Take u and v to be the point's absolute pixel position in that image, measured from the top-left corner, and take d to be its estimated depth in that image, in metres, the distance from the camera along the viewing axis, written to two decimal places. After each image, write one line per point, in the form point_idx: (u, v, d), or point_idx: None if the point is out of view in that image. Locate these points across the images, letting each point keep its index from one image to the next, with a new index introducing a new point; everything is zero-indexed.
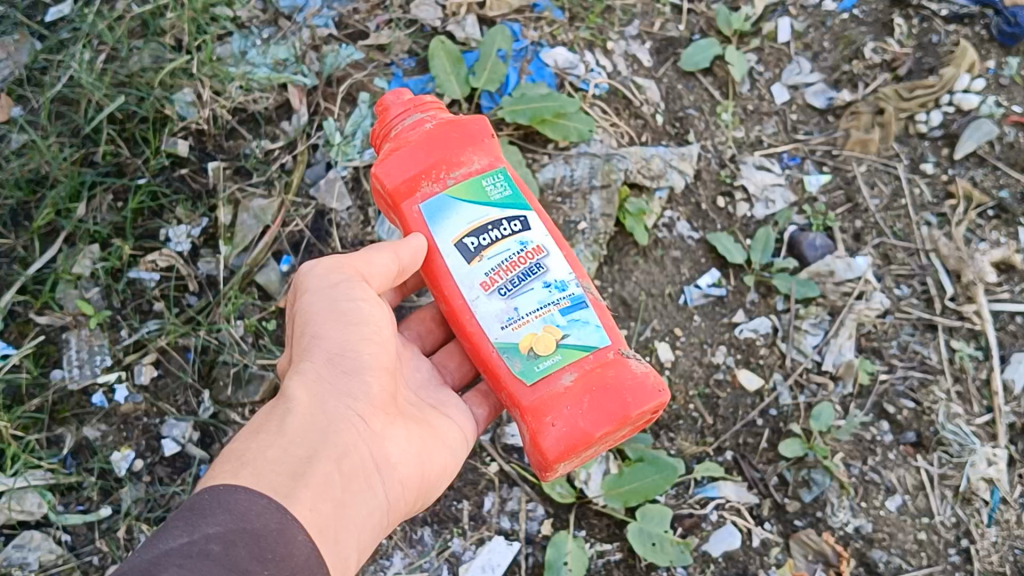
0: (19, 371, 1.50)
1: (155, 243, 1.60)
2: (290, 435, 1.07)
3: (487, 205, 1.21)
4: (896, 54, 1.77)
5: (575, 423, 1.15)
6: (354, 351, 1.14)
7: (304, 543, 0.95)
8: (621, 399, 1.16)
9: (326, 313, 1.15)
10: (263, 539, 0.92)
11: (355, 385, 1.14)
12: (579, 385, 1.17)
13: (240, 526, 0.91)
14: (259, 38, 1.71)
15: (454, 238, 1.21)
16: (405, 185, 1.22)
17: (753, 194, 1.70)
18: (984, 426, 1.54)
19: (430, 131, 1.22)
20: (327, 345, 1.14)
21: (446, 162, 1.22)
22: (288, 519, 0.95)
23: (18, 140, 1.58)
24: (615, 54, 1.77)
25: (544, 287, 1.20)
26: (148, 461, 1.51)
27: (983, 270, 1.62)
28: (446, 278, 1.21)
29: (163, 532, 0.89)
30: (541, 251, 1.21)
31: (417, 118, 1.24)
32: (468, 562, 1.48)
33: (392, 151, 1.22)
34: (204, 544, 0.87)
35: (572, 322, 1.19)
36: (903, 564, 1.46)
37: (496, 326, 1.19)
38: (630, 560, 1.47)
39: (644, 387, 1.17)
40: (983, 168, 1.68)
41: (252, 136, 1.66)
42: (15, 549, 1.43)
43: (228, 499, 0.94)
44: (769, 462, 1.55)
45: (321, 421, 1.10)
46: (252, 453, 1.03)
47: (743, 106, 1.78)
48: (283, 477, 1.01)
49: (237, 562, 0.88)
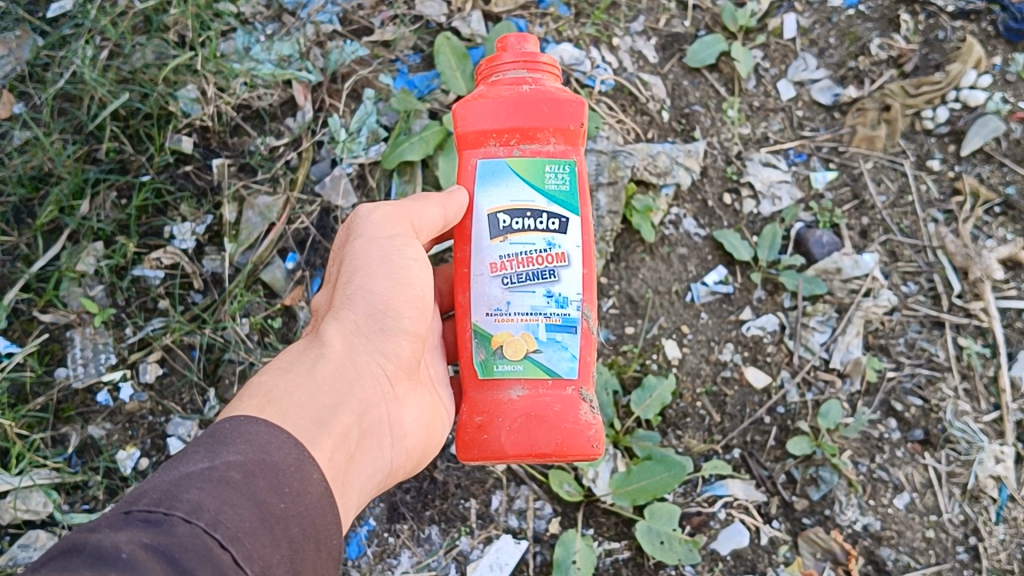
0: (22, 370, 1.50)
1: (160, 240, 1.58)
2: (319, 381, 1.04)
3: (538, 191, 1.18)
4: (902, 50, 1.74)
5: (496, 437, 1.15)
6: (395, 313, 1.13)
7: (319, 483, 0.91)
8: (551, 438, 1.15)
9: (376, 264, 1.13)
10: (283, 473, 0.88)
11: (388, 345, 1.13)
12: (521, 404, 1.17)
13: (260, 458, 0.88)
14: (263, 34, 1.68)
15: (490, 208, 1.19)
16: (474, 135, 1.19)
17: (760, 191, 1.69)
18: (991, 423, 1.55)
19: (522, 96, 1.16)
20: (371, 298, 1.12)
21: (522, 132, 1.18)
22: (305, 458, 0.91)
23: (19, 137, 1.56)
24: (621, 50, 1.75)
25: (545, 296, 1.18)
26: (154, 459, 1.51)
27: (990, 267, 1.62)
28: (468, 241, 1.20)
29: (182, 457, 0.87)
30: (562, 260, 1.19)
31: (517, 76, 1.17)
32: (475, 560, 1.48)
33: (479, 98, 1.18)
34: (224, 471, 0.85)
35: (550, 341, 1.18)
36: (911, 562, 1.48)
37: (483, 309, 1.19)
38: (638, 559, 1.48)
39: (579, 437, 1.15)
40: (990, 165, 1.67)
41: (257, 133, 1.64)
42: (21, 549, 1.44)
43: (250, 430, 0.91)
44: (777, 460, 1.55)
45: (351, 372, 1.08)
46: (279, 393, 1.00)
47: (749, 102, 1.75)
48: (307, 422, 0.97)
49: (257, 493, 0.84)
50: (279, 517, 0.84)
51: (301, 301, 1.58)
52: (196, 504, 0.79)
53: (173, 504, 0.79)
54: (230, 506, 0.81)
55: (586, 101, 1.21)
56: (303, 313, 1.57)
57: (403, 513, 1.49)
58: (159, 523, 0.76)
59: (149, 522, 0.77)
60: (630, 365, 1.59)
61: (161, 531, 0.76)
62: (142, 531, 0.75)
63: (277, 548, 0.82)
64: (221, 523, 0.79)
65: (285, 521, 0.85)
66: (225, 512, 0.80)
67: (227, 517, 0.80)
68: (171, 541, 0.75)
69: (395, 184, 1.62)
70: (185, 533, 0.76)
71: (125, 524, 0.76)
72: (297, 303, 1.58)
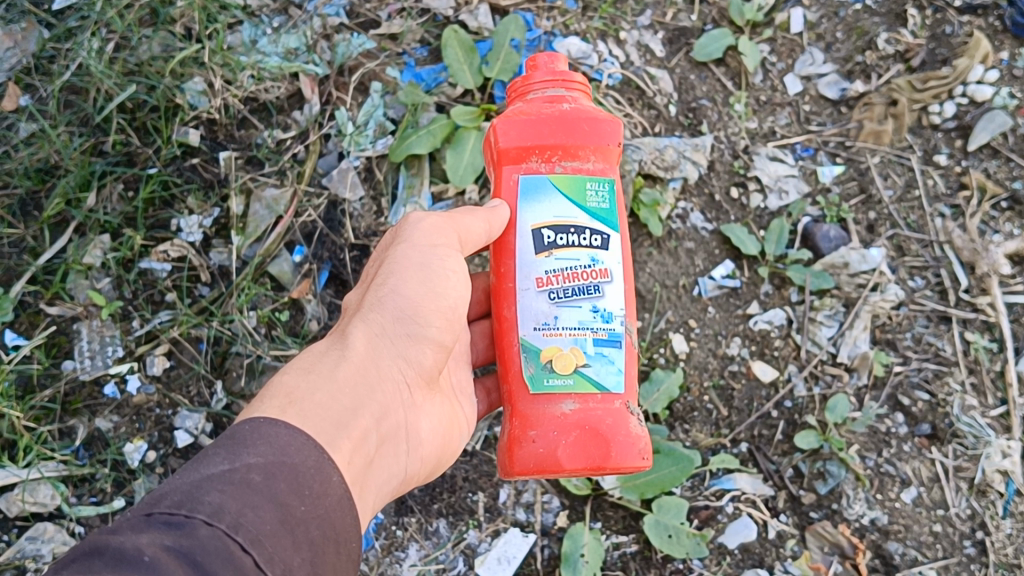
0: (30, 362, 1.50)
1: (167, 233, 1.58)
2: (340, 382, 1.05)
3: (581, 208, 1.18)
4: (910, 45, 1.73)
5: (552, 449, 1.14)
6: (423, 319, 1.13)
7: (339, 485, 0.91)
8: (605, 448, 1.15)
9: (409, 268, 1.14)
10: (303, 475, 0.88)
11: (411, 351, 1.13)
12: (575, 417, 1.16)
13: (279, 459, 0.88)
14: (269, 27, 1.68)
15: (534, 224, 1.17)
16: (517, 151, 1.18)
17: (767, 185, 1.69)
18: (998, 418, 1.55)
19: (564, 113, 1.17)
20: (400, 302, 1.12)
21: (564, 149, 1.18)
22: (325, 461, 0.91)
23: (26, 130, 1.56)
24: (627, 43, 1.75)
25: (591, 310, 1.17)
26: (162, 452, 1.51)
27: (997, 262, 1.61)
28: (509, 255, 1.19)
29: (203, 459, 0.87)
30: (606, 275, 1.18)
31: (559, 94, 1.19)
32: (483, 554, 1.48)
33: (521, 115, 1.18)
34: (244, 473, 0.85)
35: (598, 355, 1.17)
36: (918, 556, 1.48)
37: (531, 324, 1.17)
38: (646, 552, 1.49)
39: (631, 447, 1.16)
40: (997, 160, 1.67)
41: (264, 126, 1.64)
42: (29, 541, 1.45)
43: (270, 430, 0.91)
44: (784, 454, 1.55)
45: (372, 373, 1.09)
46: (301, 393, 1.00)
47: (755, 96, 1.75)
48: (327, 423, 0.98)
49: (277, 494, 0.84)
50: (300, 519, 0.85)
51: (308, 295, 1.58)
52: (217, 506, 0.80)
53: (195, 507, 0.80)
54: (252, 508, 0.82)
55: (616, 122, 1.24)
56: (311, 306, 1.57)
57: (411, 507, 1.49)
58: (181, 526, 0.78)
59: (171, 525, 0.78)
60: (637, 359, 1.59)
61: (183, 534, 0.77)
62: (164, 534, 0.77)
63: (298, 551, 0.83)
64: (242, 526, 0.80)
65: (306, 523, 0.85)
66: (246, 514, 0.81)
67: (248, 520, 0.81)
68: (194, 543, 0.76)
69: (402, 176, 1.63)
70: (207, 536, 0.77)
71: (146, 526, 0.78)
72: (304, 296, 1.58)
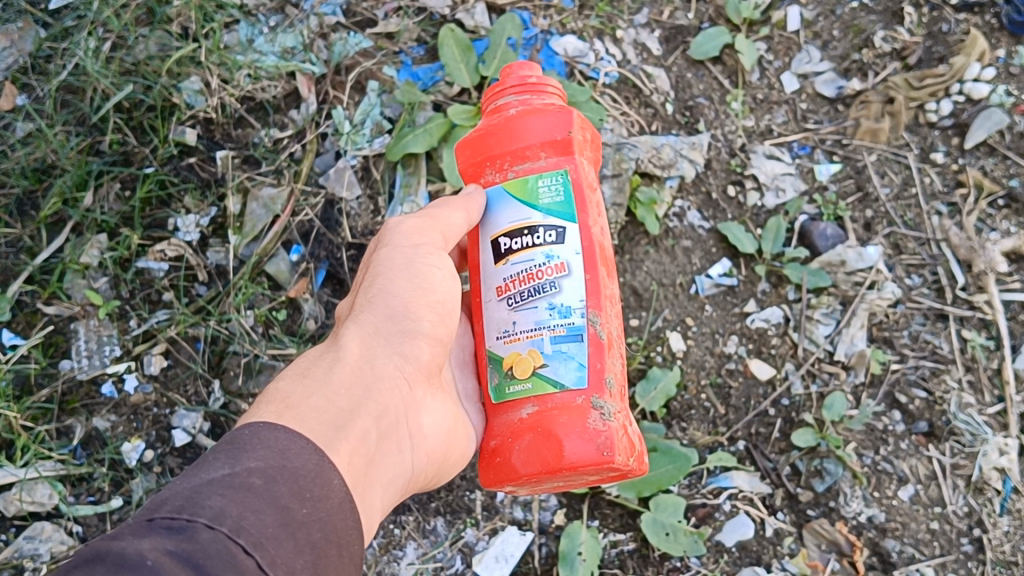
0: (27, 362, 1.49)
1: (164, 232, 1.58)
2: (335, 385, 1.04)
3: (532, 208, 1.16)
4: (907, 42, 1.74)
5: (510, 458, 1.14)
6: (415, 315, 1.14)
7: (340, 488, 0.91)
8: (558, 450, 1.11)
9: (396, 268, 1.16)
10: (303, 478, 0.88)
11: (407, 347, 1.13)
12: (530, 420, 1.14)
13: (279, 463, 0.88)
14: (266, 26, 1.68)
15: (492, 234, 1.19)
16: (474, 168, 1.22)
17: (764, 183, 1.69)
18: (995, 415, 1.55)
19: (506, 121, 1.17)
20: (390, 302, 1.14)
21: (511, 154, 1.18)
22: (324, 463, 0.91)
23: (23, 129, 1.56)
24: (624, 42, 1.76)
25: (547, 309, 1.15)
26: (159, 451, 1.51)
27: (994, 259, 1.61)
28: (478, 271, 1.21)
29: (203, 464, 0.87)
30: (562, 269, 1.15)
31: (508, 101, 1.18)
32: (480, 552, 1.48)
33: (472, 133, 1.21)
34: (245, 477, 0.85)
35: (556, 353, 1.14)
36: (916, 553, 1.48)
37: (494, 334, 1.18)
38: (643, 550, 1.48)
39: (585, 446, 1.10)
40: (994, 158, 1.67)
41: (261, 125, 1.64)
42: (27, 540, 1.44)
43: (269, 435, 0.91)
44: (781, 452, 1.56)
45: (368, 374, 1.09)
46: (297, 398, 1.00)
47: (752, 95, 1.75)
48: (324, 426, 0.97)
49: (279, 498, 0.84)
50: (302, 522, 0.84)
51: (305, 294, 1.58)
52: (219, 511, 0.80)
53: (196, 511, 0.79)
54: (253, 512, 0.81)
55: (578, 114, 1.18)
56: (308, 305, 1.57)
57: (409, 506, 1.50)
58: (183, 530, 0.77)
59: (172, 529, 0.77)
60: (634, 357, 1.59)
61: (185, 539, 0.76)
62: (166, 538, 0.76)
63: (301, 554, 0.82)
64: (243, 529, 0.79)
65: (308, 527, 0.85)
66: (248, 517, 0.80)
67: (249, 523, 0.80)
68: (195, 547, 0.75)
69: (399, 175, 1.62)
70: (208, 539, 0.76)
71: (148, 531, 0.77)
72: (301, 295, 1.57)
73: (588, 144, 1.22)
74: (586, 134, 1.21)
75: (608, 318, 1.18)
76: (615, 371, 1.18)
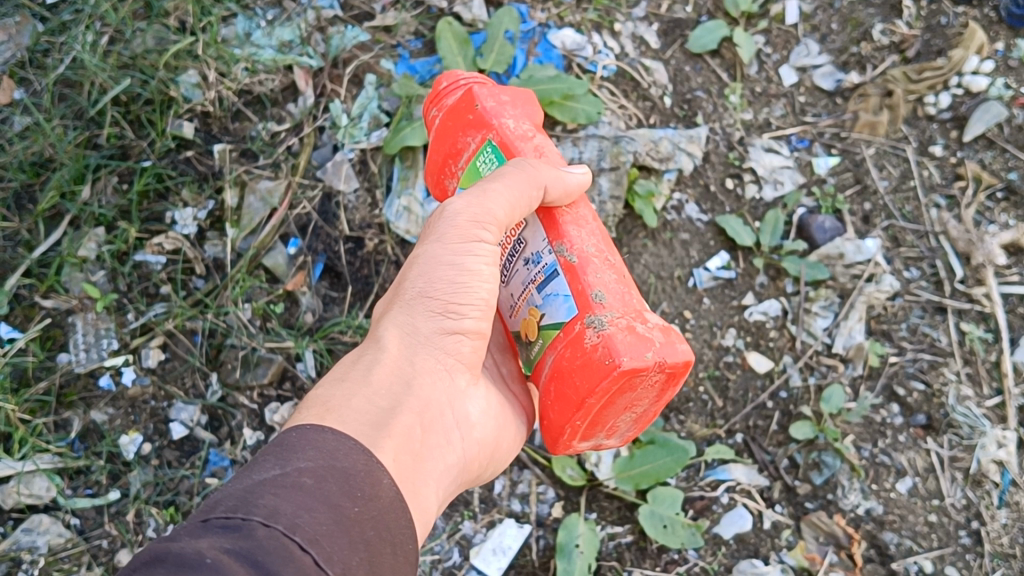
0: (24, 355, 1.47)
1: (161, 225, 1.57)
2: (375, 386, 0.99)
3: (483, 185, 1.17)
4: (905, 36, 1.76)
5: (547, 415, 1.08)
6: (456, 311, 1.05)
7: (389, 488, 0.87)
8: (573, 385, 1.03)
9: (442, 265, 1.05)
10: (353, 478, 0.84)
11: (449, 343, 1.06)
12: (548, 371, 1.08)
13: (330, 463, 0.84)
14: (263, 20, 1.69)
15: None
16: (441, 188, 1.26)
17: (762, 176, 1.71)
18: (994, 408, 1.54)
19: (434, 132, 1.21)
20: (431, 299, 1.05)
21: (452, 155, 1.20)
22: (373, 463, 0.87)
23: (20, 123, 1.55)
24: (622, 35, 1.77)
25: (525, 265, 1.12)
26: (157, 444, 1.49)
27: (992, 252, 1.61)
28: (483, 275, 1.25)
29: (254, 466, 0.83)
30: (519, 224, 1.14)
31: (433, 113, 1.22)
32: (478, 545, 1.46)
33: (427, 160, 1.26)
34: (296, 477, 0.80)
35: (547, 297, 1.09)
36: (914, 546, 1.46)
37: (506, 314, 1.18)
38: (641, 543, 1.47)
39: (590, 367, 1.02)
40: (993, 151, 1.67)
41: (258, 118, 1.65)
42: (25, 532, 1.40)
43: (317, 437, 0.87)
44: (780, 445, 1.55)
45: (409, 372, 1.03)
46: (337, 401, 0.94)
47: (750, 87, 1.78)
48: (365, 426, 0.92)
49: (329, 496, 0.80)
50: (355, 520, 0.80)
51: (303, 287, 1.58)
52: (273, 509, 0.75)
53: (250, 510, 0.75)
54: (307, 510, 0.77)
55: (490, 86, 1.18)
56: (306, 298, 1.58)
57: None
58: (239, 528, 0.72)
59: (228, 528, 0.73)
60: None
61: (241, 536, 0.72)
62: (223, 538, 0.71)
63: (356, 552, 0.77)
64: (299, 526, 0.75)
65: (361, 524, 0.80)
66: (302, 515, 0.76)
67: (303, 520, 0.75)
68: (253, 544, 0.71)
69: (397, 169, 1.63)
70: (265, 536, 0.72)
71: (203, 532, 0.72)
72: (298, 288, 1.58)
73: (511, 100, 1.18)
74: (505, 96, 1.18)
75: (587, 238, 1.09)
76: (609, 280, 1.07)
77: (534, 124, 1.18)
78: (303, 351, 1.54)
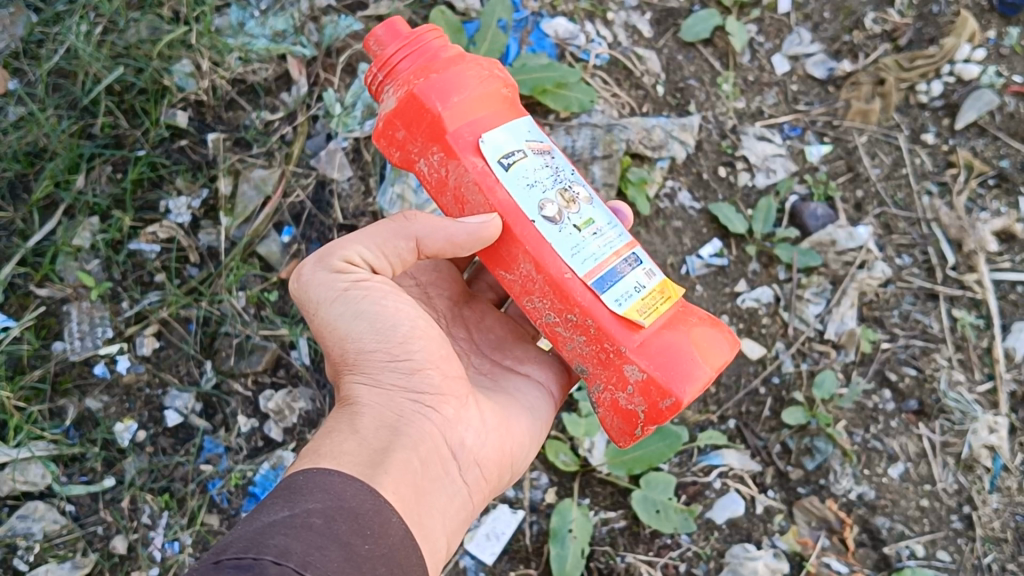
0: (19, 344, 1.46)
1: (156, 214, 1.58)
2: (363, 433, 0.99)
3: None
4: (897, 24, 1.78)
5: None
6: (407, 348, 1.03)
7: (398, 526, 0.88)
8: None
9: (349, 322, 1.03)
10: (363, 516, 0.85)
11: (417, 379, 1.04)
12: None
13: (338, 504, 0.85)
14: (257, 10, 1.70)
15: None
16: None
17: (754, 164, 1.71)
18: (985, 393, 1.55)
19: None
20: (371, 350, 1.03)
21: None
22: (381, 501, 0.88)
23: (14, 113, 1.53)
24: (615, 24, 1.78)
25: None
26: (151, 432, 1.49)
27: (984, 238, 1.63)
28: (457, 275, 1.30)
29: (262, 510, 0.83)
30: None
31: None
32: (472, 530, 1.47)
33: None
34: (305, 518, 0.81)
35: None
36: (905, 530, 1.47)
37: None
38: (634, 528, 1.48)
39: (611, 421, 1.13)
40: (984, 139, 1.70)
41: (252, 107, 1.66)
42: (20, 519, 1.40)
43: (322, 480, 0.88)
44: (772, 430, 1.55)
45: (392, 417, 1.02)
46: (327, 447, 0.95)
47: (743, 76, 1.78)
48: (361, 464, 0.93)
49: (339, 535, 0.81)
50: (366, 557, 0.81)
51: None
52: (284, 548, 0.75)
53: (262, 549, 0.75)
54: (317, 548, 0.77)
55: (385, 125, 1.07)
56: None
57: None
58: (251, 567, 0.72)
59: (240, 568, 0.72)
60: None
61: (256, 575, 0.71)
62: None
63: None
64: (310, 564, 0.75)
65: (372, 561, 0.82)
66: (313, 554, 0.76)
67: (315, 558, 0.76)
68: None
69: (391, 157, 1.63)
70: None
71: (217, 572, 0.71)
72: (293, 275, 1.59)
73: (408, 128, 1.06)
74: (401, 130, 1.07)
75: (545, 307, 1.06)
76: (583, 349, 1.07)
77: (440, 148, 1.05)
78: (297, 338, 1.55)
